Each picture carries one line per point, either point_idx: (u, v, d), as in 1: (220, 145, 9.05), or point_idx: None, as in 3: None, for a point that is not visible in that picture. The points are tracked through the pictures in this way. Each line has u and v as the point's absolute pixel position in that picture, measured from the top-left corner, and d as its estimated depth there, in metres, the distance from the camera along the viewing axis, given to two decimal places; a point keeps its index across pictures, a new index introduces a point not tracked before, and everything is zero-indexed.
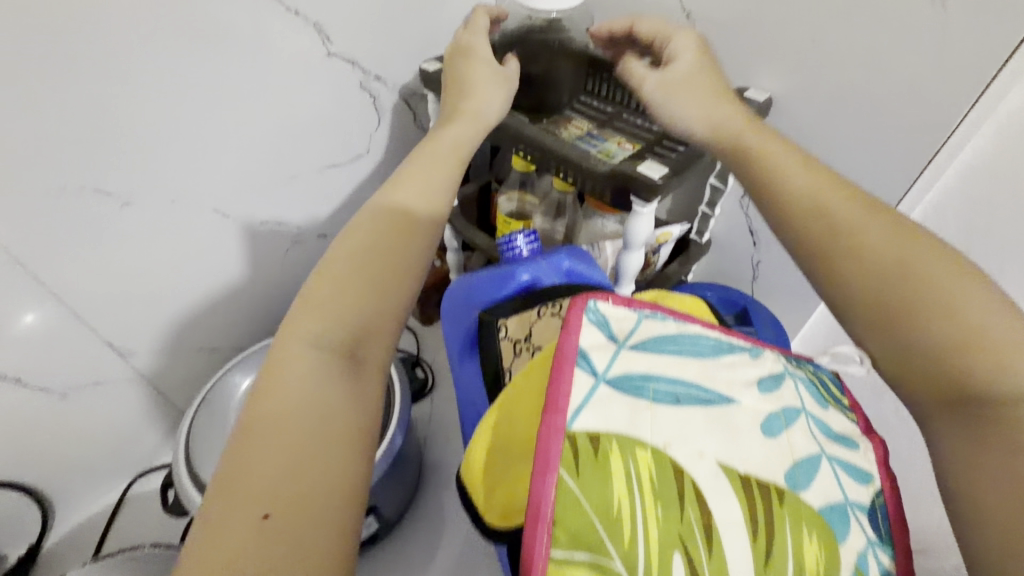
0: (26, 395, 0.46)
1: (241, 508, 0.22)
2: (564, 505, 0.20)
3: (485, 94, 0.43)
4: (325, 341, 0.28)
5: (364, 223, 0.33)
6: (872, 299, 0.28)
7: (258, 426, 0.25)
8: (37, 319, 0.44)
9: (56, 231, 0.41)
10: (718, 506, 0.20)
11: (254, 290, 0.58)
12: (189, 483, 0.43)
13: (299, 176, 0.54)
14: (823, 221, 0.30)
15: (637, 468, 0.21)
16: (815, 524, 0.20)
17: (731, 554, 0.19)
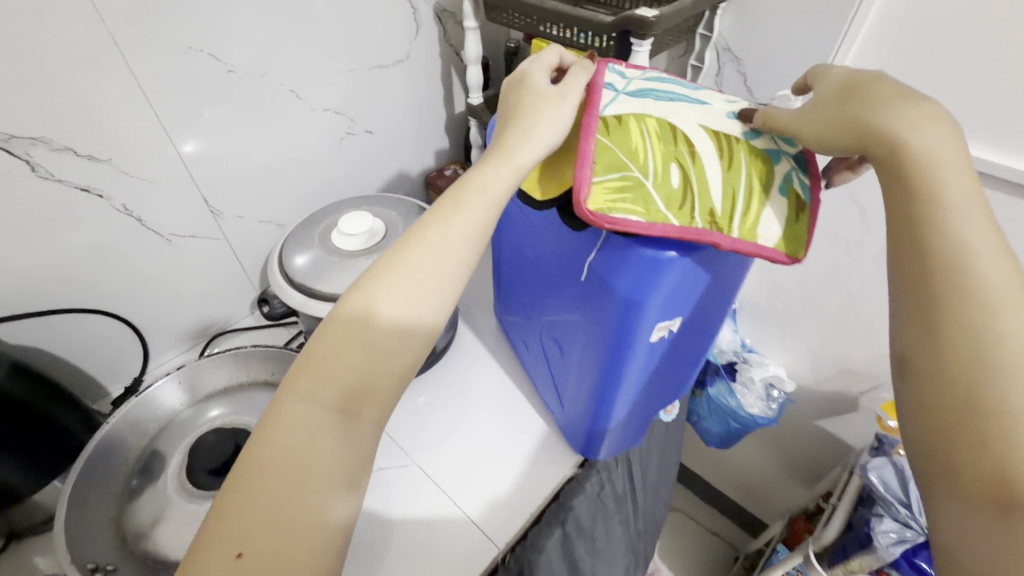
0: (142, 233, 0.57)
1: (217, 545, 0.26)
2: (603, 146, 0.33)
3: (542, 131, 0.35)
4: (315, 402, 0.31)
5: (378, 285, 0.33)
6: (958, 371, 0.27)
7: (253, 473, 0.28)
8: (159, 166, 0.55)
9: (179, 87, 0.52)
10: (699, 141, 0.34)
11: (315, 173, 0.69)
12: (281, 278, 0.55)
13: (354, 72, 0.66)
14: (956, 280, 0.27)
15: (648, 126, 0.34)
16: (755, 158, 0.35)
17: (707, 166, 0.34)
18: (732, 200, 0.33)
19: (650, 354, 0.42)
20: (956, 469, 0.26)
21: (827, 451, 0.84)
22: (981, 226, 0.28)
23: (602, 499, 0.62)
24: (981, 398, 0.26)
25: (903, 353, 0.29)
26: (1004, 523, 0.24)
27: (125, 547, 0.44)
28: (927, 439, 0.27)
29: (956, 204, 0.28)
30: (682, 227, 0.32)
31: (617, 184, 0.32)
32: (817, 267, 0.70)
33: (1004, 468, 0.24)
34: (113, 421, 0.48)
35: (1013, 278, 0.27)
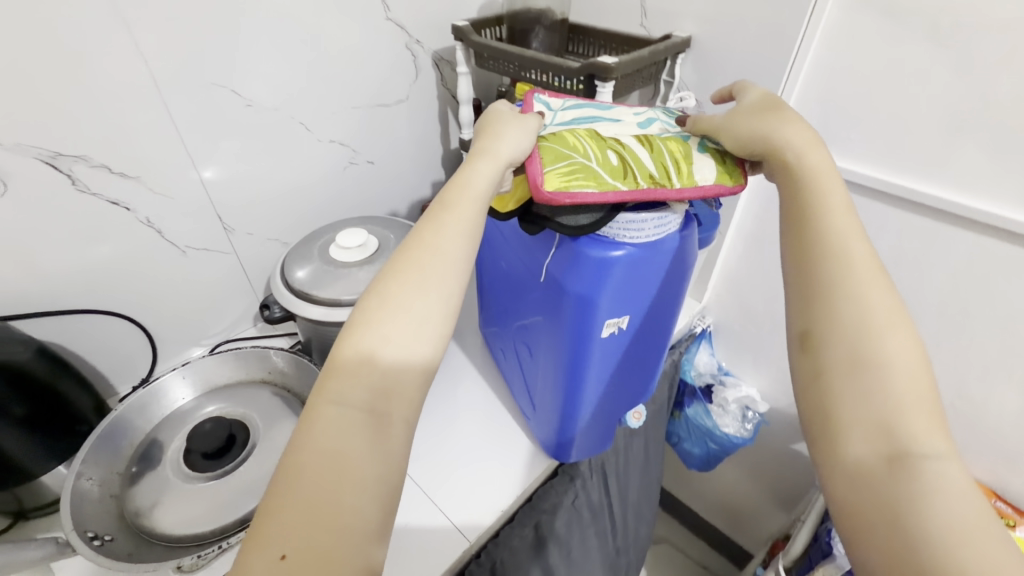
0: (162, 244, 0.64)
1: (261, 548, 0.27)
2: (549, 148, 0.41)
3: (511, 136, 0.40)
4: (342, 404, 0.32)
5: (388, 288, 0.35)
6: (846, 342, 0.32)
7: (290, 476, 0.30)
8: (182, 185, 0.62)
9: (204, 117, 0.60)
10: (622, 140, 0.42)
11: (320, 197, 0.77)
12: (282, 286, 0.61)
13: (359, 108, 0.75)
14: (841, 265, 0.34)
15: (578, 133, 0.42)
16: (671, 141, 0.43)
17: (634, 148, 0.41)
18: (664, 164, 0.41)
19: (606, 353, 0.47)
20: (850, 430, 0.30)
21: (803, 473, 0.86)
22: (848, 226, 0.36)
23: (576, 508, 0.65)
24: (850, 359, 0.32)
25: (806, 326, 0.34)
26: (891, 471, 0.28)
27: (123, 522, 0.48)
28: (822, 406, 0.32)
29: (838, 209, 0.36)
30: (632, 190, 0.39)
31: (567, 169, 0.39)
32: (780, 290, 0.75)
33: (886, 420, 0.30)
34: (122, 406, 0.53)
35: (873, 265, 0.34)
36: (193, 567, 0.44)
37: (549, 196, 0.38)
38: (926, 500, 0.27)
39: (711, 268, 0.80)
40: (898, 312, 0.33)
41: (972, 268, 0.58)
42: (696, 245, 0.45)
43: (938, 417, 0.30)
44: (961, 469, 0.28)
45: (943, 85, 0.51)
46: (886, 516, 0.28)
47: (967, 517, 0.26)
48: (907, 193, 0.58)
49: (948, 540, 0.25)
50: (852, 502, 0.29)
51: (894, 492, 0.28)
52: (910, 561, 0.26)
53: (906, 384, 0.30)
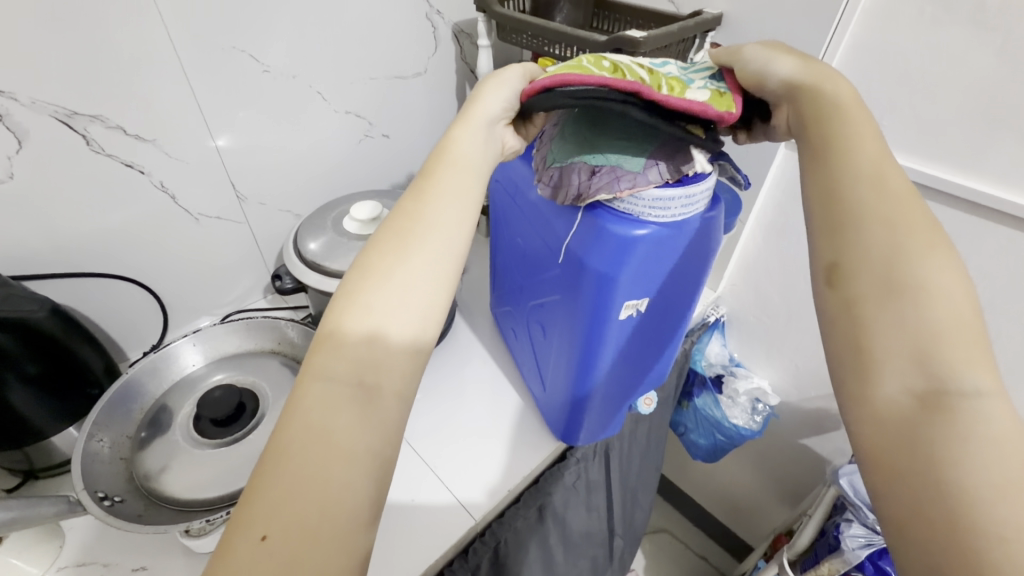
0: (176, 211, 0.63)
1: (244, 524, 0.25)
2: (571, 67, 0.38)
3: (487, 93, 0.39)
4: (331, 383, 0.29)
5: (380, 254, 0.33)
6: (878, 274, 0.29)
7: (279, 454, 0.27)
8: (197, 151, 0.61)
9: (221, 81, 0.59)
10: (636, 62, 0.39)
11: (334, 169, 0.76)
12: (295, 256, 0.61)
13: (376, 80, 0.73)
14: (873, 194, 0.31)
15: (596, 58, 0.40)
16: (680, 76, 0.39)
17: (636, 66, 0.39)
18: (659, 78, 0.37)
19: (623, 333, 0.46)
20: (883, 367, 0.27)
21: (810, 469, 0.85)
22: (885, 164, 0.33)
23: (578, 489, 0.65)
24: (883, 300, 0.28)
25: (834, 258, 0.31)
26: (921, 414, 0.26)
27: (133, 485, 0.48)
28: (845, 354, 0.29)
29: (866, 138, 0.34)
30: (617, 78, 0.36)
31: (567, 66, 0.38)
32: (798, 282, 0.74)
33: (922, 354, 0.27)
34: (133, 369, 0.53)
35: (909, 196, 0.31)
36: (201, 533, 0.46)
37: (542, 83, 0.37)
38: (961, 443, 0.24)
39: (727, 258, 0.78)
40: (928, 236, 0.30)
41: (1001, 265, 0.56)
42: (722, 229, 0.44)
43: (978, 346, 0.27)
44: (1005, 406, 0.25)
45: (987, 70, 0.49)
46: (917, 463, 0.25)
47: (1010, 456, 0.24)
48: (940, 183, 0.56)
49: (978, 492, 0.23)
50: (883, 447, 0.26)
51: (925, 436, 0.25)
52: (942, 512, 0.23)
53: (946, 315, 0.27)
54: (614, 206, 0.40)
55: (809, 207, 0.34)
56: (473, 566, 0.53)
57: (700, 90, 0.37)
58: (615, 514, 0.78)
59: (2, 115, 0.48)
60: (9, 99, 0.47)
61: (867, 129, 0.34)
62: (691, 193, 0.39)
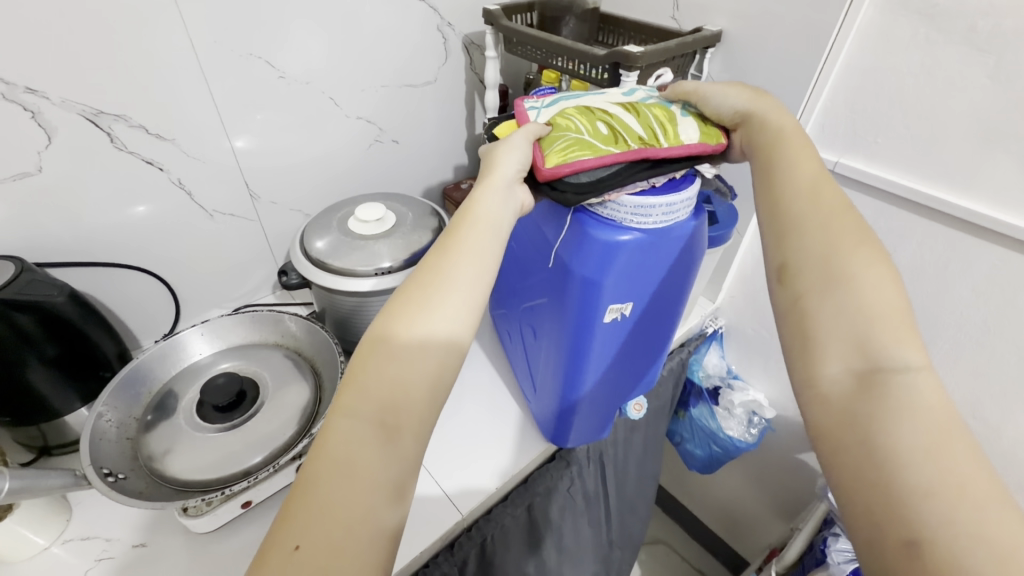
0: (191, 206, 0.66)
1: (278, 540, 0.27)
2: (573, 142, 0.41)
3: (504, 156, 0.40)
4: (358, 418, 0.30)
5: (404, 305, 0.34)
6: (819, 268, 0.32)
7: (309, 481, 0.29)
8: (213, 150, 0.64)
9: (239, 86, 0.63)
10: (618, 112, 0.44)
11: (344, 171, 0.79)
12: (301, 253, 0.63)
13: (387, 87, 0.76)
14: (812, 201, 0.35)
15: (579, 118, 0.43)
16: (656, 108, 0.44)
17: (621, 118, 0.43)
18: (650, 127, 0.42)
19: (609, 337, 0.48)
20: (826, 351, 0.30)
21: (806, 484, 0.85)
22: (824, 176, 0.36)
23: (571, 496, 0.66)
24: (824, 294, 0.31)
25: (783, 258, 0.34)
26: (859, 393, 0.28)
27: (137, 464, 0.50)
28: (796, 354, 0.31)
29: (805, 153, 0.38)
30: (625, 151, 0.40)
31: (563, 145, 0.41)
32: None
33: (860, 337, 0.29)
34: (143, 355, 0.56)
35: (842, 201, 0.35)
36: (199, 512, 0.48)
37: (551, 171, 0.39)
38: (895, 412, 0.26)
39: (725, 269, 0.79)
40: (862, 235, 0.33)
41: (995, 286, 0.56)
42: (705, 238, 0.46)
43: (909, 331, 0.29)
44: (933, 380, 0.27)
45: (978, 91, 0.50)
46: (858, 435, 0.26)
47: (935, 421, 0.26)
48: (934, 201, 0.56)
49: (907, 454, 0.25)
50: (827, 424, 0.28)
51: (866, 411, 0.27)
52: (877, 475, 0.25)
53: (878, 301, 0.30)
54: (598, 211, 0.41)
55: (761, 212, 0.37)
56: (459, 560, 0.55)
57: (688, 128, 0.42)
58: (612, 526, 0.79)
59: (35, 112, 0.51)
60: (42, 97, 0.51)
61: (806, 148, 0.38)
62: (670, 201, 0.40)
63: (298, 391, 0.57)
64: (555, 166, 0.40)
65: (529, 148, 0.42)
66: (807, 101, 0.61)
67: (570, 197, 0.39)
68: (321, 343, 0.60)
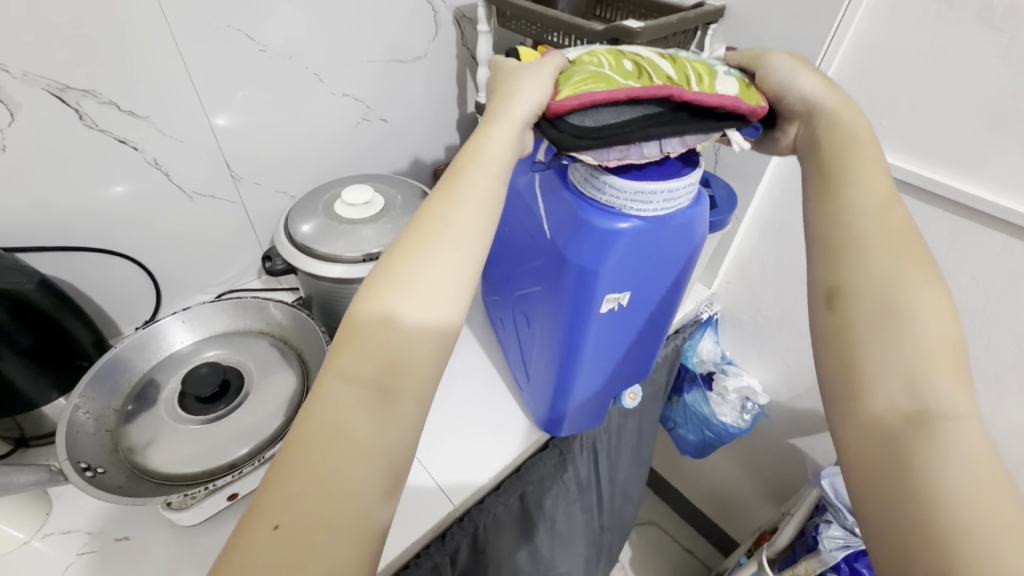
0: (170, 187, 0.63)
1: (259, 512, 0.26)
2: (592, 77, 0.37)
3: (526, 91, 0.37)
4: (347, 384, 0.29)
5: (402, 258, 0.33)
6: (874, 298, 0.33)
7: (292, 451, 0.27)
8: (190, 128, 0.61)
9: (216, 60, 0.59)
10: (650, 59, 0.39)
11: (330, 151, 0.76)
12: (284, 238, 0.61)
13: (374, 62, 0.73)
14: (872, 230, 0.35)
15: (606, 59, 0.39)
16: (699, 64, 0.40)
17: (655, 63, 0.39)
18: (684, 74, 0.37)
19: (606, 327, 0.46)
20: (873, 381, 0.31)
21: (797, 468, 0.86)
22: (888, 201, 0.36)
23: (565, 484, 0.66)
24: (885, 326, 0.31)
25: (834, 283, 0.34)
26: (905, 424, 0.29)
27: (117, 457, 0.49)
28: (839, 375, 0.32)
29: (867, 163, 0.37)
30: (644, 87, 0.36)
31: (580, 78, 0.37)
32: (792, 282, 0.73)
33: (912, 369, 0.30)
34: (121, 344, 0.54)
35: (905, 231, 0.35)
36: (184, 505, 0.47)
37: (558, 103, 0.36)
38: (941, 453, 0.27)
39: (722, 255, 0.78)
40: (922, 269, 0.33)
41: (997, 274, 0.55)
42: (705, 221, 0.44)
43: (961, 372, 0.30)
44: (978, 426, 0.28)
45: (988, 71, 0.48)
46: (899, 467, 0.28)
47: (980, 468, 0.26)
48: (938, 186, 0.55)
49: (949, 492, 0.26)
50: (865, 451, 0.29)
51: (909, 444, 0.28)
52: (914, 510, 0.26)
53: (935, 338, 0.31)
54: (596, 198, 0.40)
55: (811, 237, 0.37)
56: (450, 550, 0.54)
57: (728, 81, 0.37)
58: (605, 511, 0.79)
59: None
60: (1, 70, 0.47)
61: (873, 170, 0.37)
62: (671, 187, 0.38)
63: (284, 381, 0.56)
64: (563, 100, 0.36)
65: (549, 85, 0.38)
66: (811, 80, 0.59)
67: (565, 136, 0.36)
68: (308, 330, 0.59)
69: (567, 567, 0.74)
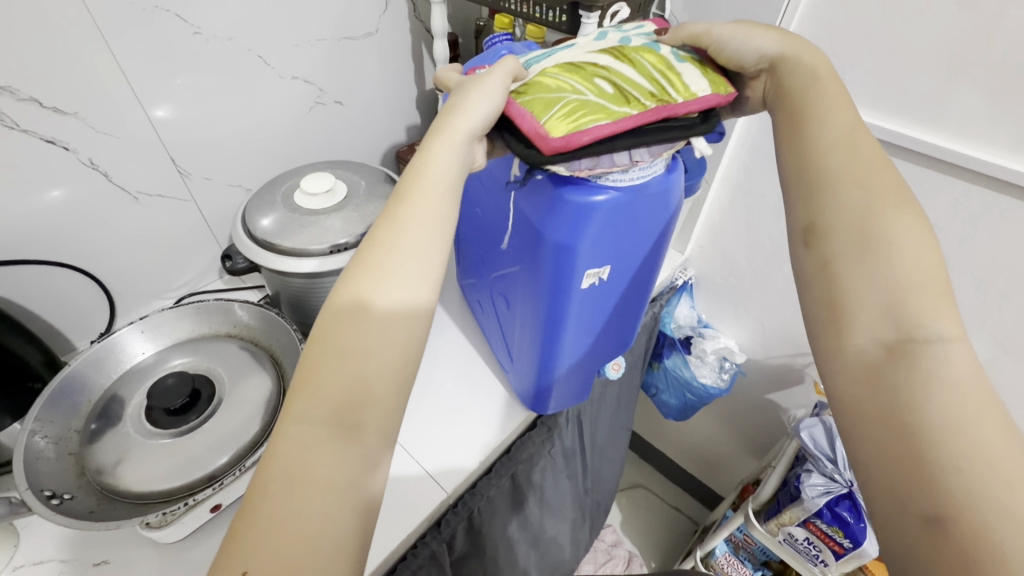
0: (110, 190, 0.59)
1: (226, 566, 0.24)
2: (581, 108, 0.35)
3: (471, 106, 0.35)
4: (310, 423, 0.27)
5: (351, 286, 0.30)
6: (849, 231, 0.30)
7: (258, 498, 0.25)
8: (127, 123, 0.57)
9: (147, 45, 0.54)
10: (608, 64, 0.39)
11: (284, 139, 0.72)
12: (244, 235, 0.57)
13: (323, 40, 0.68)
14: (847, 156, 0.33)
15: (571, 78, 0.37)
16: (647, 52, 0.40)
17: (619, 69, 0.38)
18: (654, 78, 0.37)
19: (587, 302, 0.46)
20: (855, 319, 0.28)
21: (775, 422, 0.89)
22: (856, 125, 0.34)
23: (551, 456, 0.66)
24: (858, 258, 0.29)
25: (810, 221, 0.32)
26: (890, 361, 0.27)
27: (84, 481, 0.46)
28: (818, 322, 0.30)
29: (834, 104, 0.35)
30: (641, 112, 0.35)
31: (567, 108, 0.35)
32: (762, 242, 0.74)
33: (893, 301, 0.28)
34: (76, 361, 0.50)
35: (876, 157, 0.33)
36: (162, 524, 0.44)
37: (561, 141, 0.34)
38: (925, 389, 0.25)
39: (694, 220, 0.78)
40: (898, 193, 0.31)
41: (961, 221, 0.57)
42: (680, 189, 0.43)
43: (946, 299, 0.28)
44: (965, 354, 0.26)
45: (946, 19, 0.48)
46: (887, 407, 0.26)
47: (965, 399, 0.24)
48: (901, 138, 0.56)
49: (939, 429, 0.24)
50: (851, 396, 0.27)
51: (893, 382, 0.26)
52: (906, 450, 0.24)
53: (913, 266, 0.28)
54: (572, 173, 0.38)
55: (785, 167, 0.35)
56: (446, 537, 0.54)
57: (693, 76, 0.38)
58: (588, 476, 0.81)
59: None
60: None
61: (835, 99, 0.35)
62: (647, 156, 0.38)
63: (259, 384, 0.53)
64: (560, 140, 0.34)
65: (504, 98, 0.36)
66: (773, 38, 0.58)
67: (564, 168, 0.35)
68: (279, 330, 0.56)
69: (552, 530, 0.76)
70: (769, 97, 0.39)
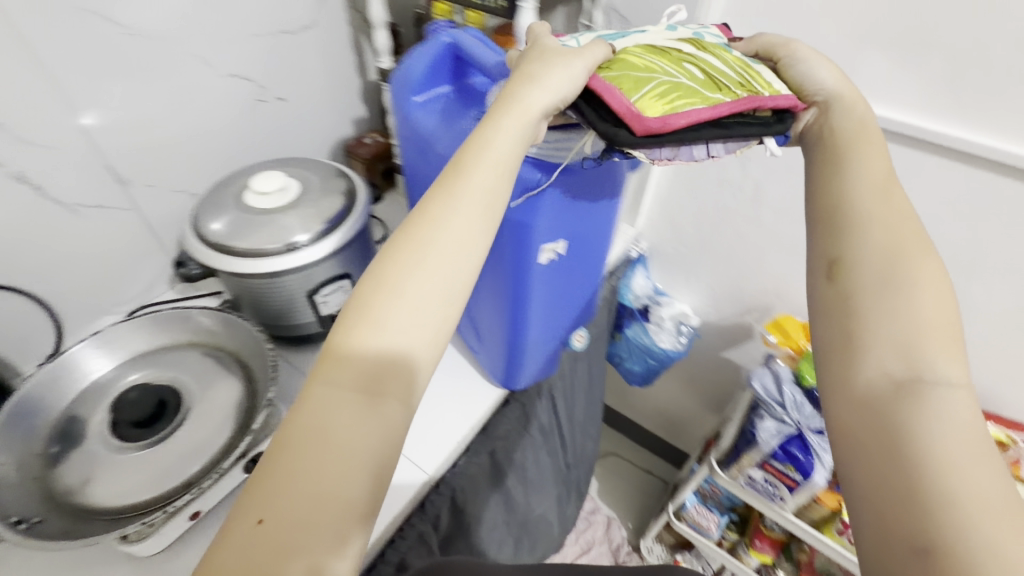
0: (44, 203, 0.56)
1: (240, 511, 0.25)
2: (674, 88, 0.36)
3: (551, 78, 0.35)
4: (336, 386, 0.28)
5: (392, 263, 0.31)
6: (874, 271, 0.34)
7: (282, 452, 0.26)
8: (56, 131, 0.54)
9: (72, 47, 0.52)
10: (691, 56, 0.40)
11: (226, 139, 0.70)
12: (195, 240, 0.56)
13: (260, 35, 0.67)
14: (878, 206, 0.36)
15: (655, 60, 0.38)
16: (726, 54, 0.41)
17: (704, 62, 0.39)
18: (738, 73, 0.39)
19: (548, 277, 0.48)
20: (869, 352, 0.32)
21: (730, 378, 0.95)
22: (886, 180, 0.37)
23: (528, 433, 0.69)
24: (885, 296, 0.33)
25: (835, 256, 0.36)
26: (897, 393, 0.30)
27: (52, 503, 0.44)
28: (836, 340, 0.34)
29: (868, 159, 0.38)
30: (735, 100, 0.36)
31: (660, 89, 0.36)
32: (706, 210, 0.78)
33: (904, 340, 0.32)
34: (28, 382, 0.48)
35: (906, 213, 0.36)
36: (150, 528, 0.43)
37: (657, 119, 0.34)
38: (930, 420, 0.29)
39: (642, 194, 0.81)
40: (920, 249, 0.34)
41: None
42: (624, 164, 0.45)
43: (956, 347, 0.31)
44: (969, 398, 0.29)
45: None
46: (891, 436, 0.29)
47: (963, 434, 0.28)
48: None
49: (934, 460, 0.27)
50: (853, 418, 0.31)
51: (897, 412, 0.30)
52: (901, 475, 0.28)
53: (932, 313, 0.32)
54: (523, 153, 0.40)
55: (812, 212, 0.38)
56: (433, 517, 0.56)
57: (771, 77, 0.40)
58: (568, 451, 0.84)
59: None
60: None
61: (873, 157, 0.38)
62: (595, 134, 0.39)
63: (229, 389, 0.53)
64: (656, 116, 0.34)
65: (587, 72, 0.36)
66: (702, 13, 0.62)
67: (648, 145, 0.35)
68: (243, 333, 0.55)
69: (536, 506, 0.79)
70: (809, 134, 0.41)
